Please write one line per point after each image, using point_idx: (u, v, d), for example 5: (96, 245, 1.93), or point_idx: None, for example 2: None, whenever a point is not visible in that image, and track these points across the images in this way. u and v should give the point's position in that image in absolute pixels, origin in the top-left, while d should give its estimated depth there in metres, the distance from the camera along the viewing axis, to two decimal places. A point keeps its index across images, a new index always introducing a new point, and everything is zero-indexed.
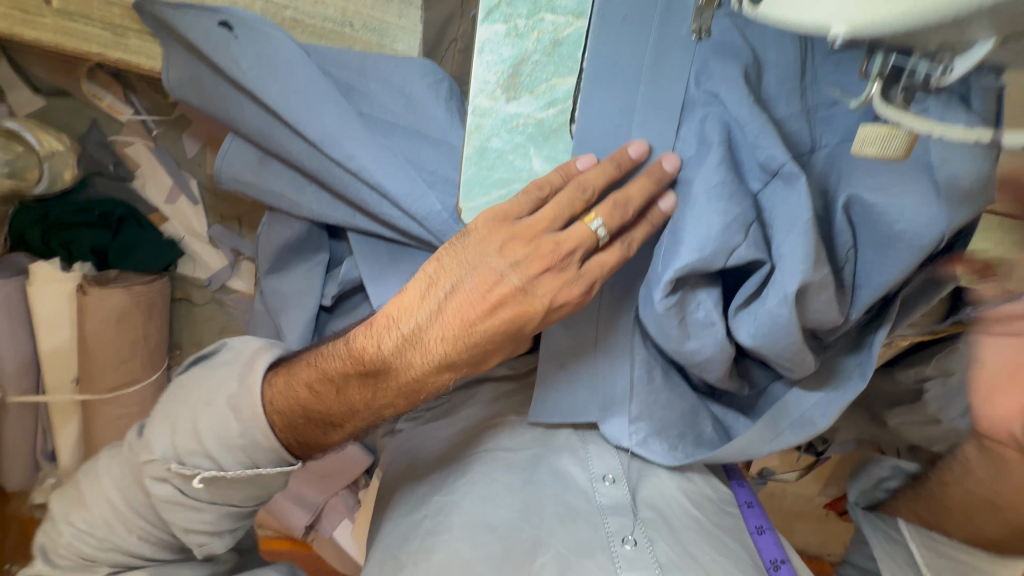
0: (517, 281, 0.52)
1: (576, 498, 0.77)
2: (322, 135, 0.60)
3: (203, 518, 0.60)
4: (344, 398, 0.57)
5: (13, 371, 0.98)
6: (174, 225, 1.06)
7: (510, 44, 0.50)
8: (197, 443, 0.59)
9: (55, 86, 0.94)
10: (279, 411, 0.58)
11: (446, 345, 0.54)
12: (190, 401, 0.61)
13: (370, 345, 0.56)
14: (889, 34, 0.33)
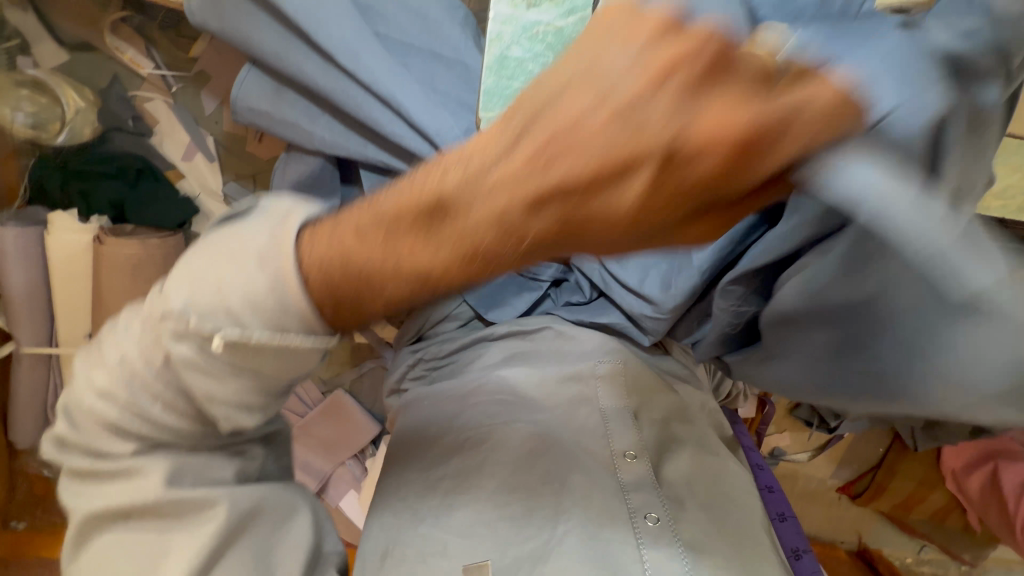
0: (635, 90, 0.32)
1: (598, 468, 0.73)
2: (340, 50, 0.62)
3: (227, 390, 0.44)
4: (378, 247, 0.38)
5: (27, 318, 1.00)
6: (189, 182, 1.07)
7: None
8: (220, 292, 0.40)
9: (79, 40, 0.96)
10: (323, 261, 0.39)
11: (515, 187, 0.34)
12: (211, 245, 0.42)
13: (423, 178, 0.37)
14: None
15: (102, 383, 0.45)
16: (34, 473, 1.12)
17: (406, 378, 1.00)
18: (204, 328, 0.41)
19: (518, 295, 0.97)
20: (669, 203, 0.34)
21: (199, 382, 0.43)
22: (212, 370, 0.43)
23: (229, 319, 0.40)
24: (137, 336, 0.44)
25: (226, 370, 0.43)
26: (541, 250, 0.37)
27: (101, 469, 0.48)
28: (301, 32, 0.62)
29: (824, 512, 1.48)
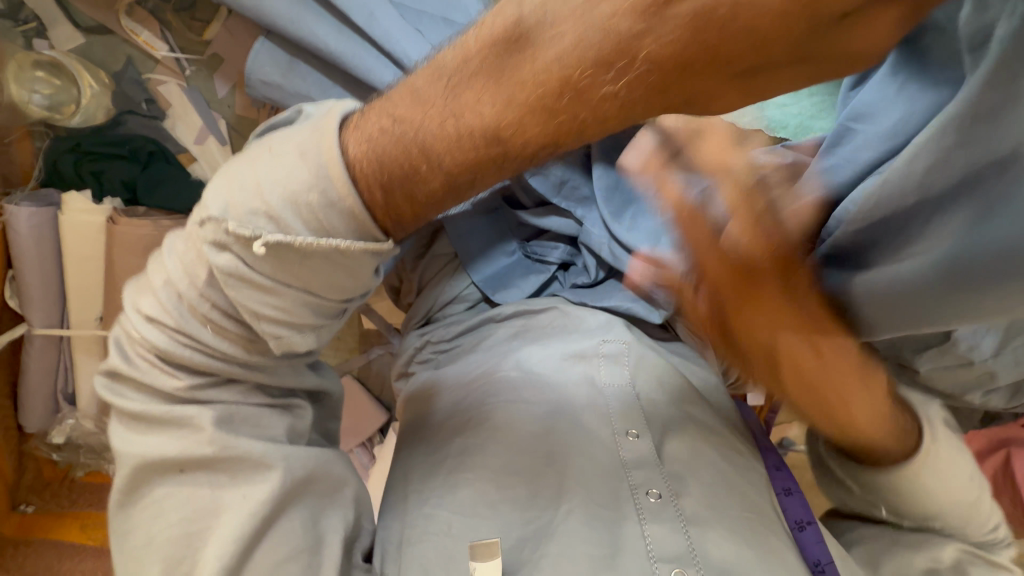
0: None
1: (599, 449, 0.72)
2: (365, 19, 0.64)
3: (277, 303, 0.49)
4: (450, 94, 0.43)
5: (40, 299, 1.01)
6: (201, 166, 1.08)
7: None
8: (261, 194, 0.46)
9: (93, 22, 0.97)
10: (387, 127, 0.46)
11: (620, 1, 0.37)
12: (257, 151, 0.49)
13: (499, 17, 0.41)
14: None
15: (152, 309, 0.53)
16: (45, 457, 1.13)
17: (415, 360, 0.94)
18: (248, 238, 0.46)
19: (527, 274, 0.94)
20: None
21: (246, 298, 0.48)
22: (257, 275, 0.48)
23: (270, 224, 0.46)
24: (192, 262, 0.51)
25: (270, 283, 0.48)
26: (664, 63, 0.37)
27: (161, 415, 0.54)
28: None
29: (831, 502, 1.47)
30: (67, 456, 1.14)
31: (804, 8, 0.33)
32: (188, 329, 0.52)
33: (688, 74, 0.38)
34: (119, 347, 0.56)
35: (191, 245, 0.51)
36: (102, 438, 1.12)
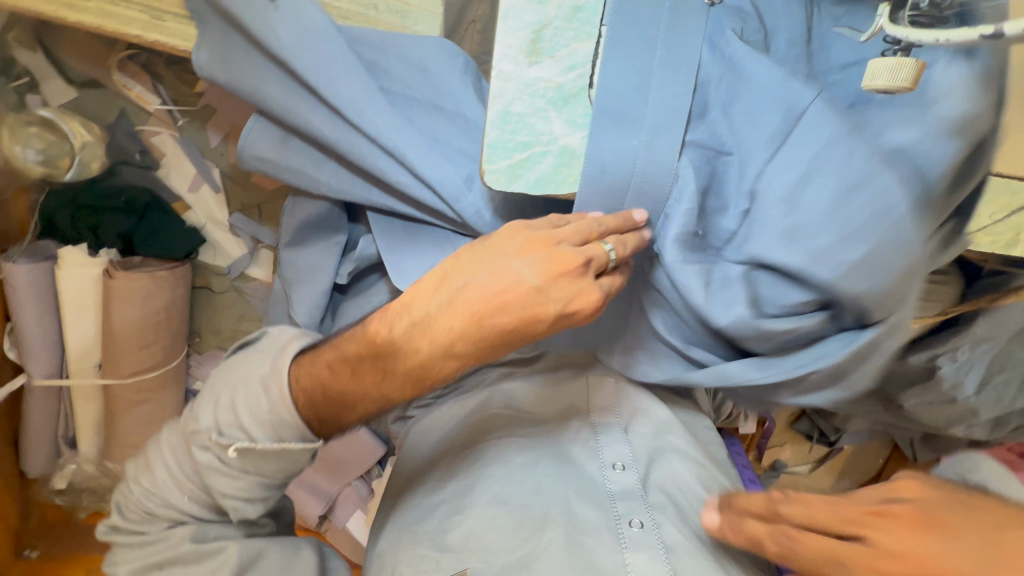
0: (538, 280, 0.55)
1: (585, 483, 0.76)
2: (346, 105, 0.64)
3: (240, 484, 0.68)
4: (348, 383, 0.63)
5: (39, 351, 1.02)
6: (196, 214, 1.09)
7: (533, 10, 0.52)
8: (234, 418, 0.66)
9: (86, 77, 0.98)
10: (305, 391, 0.65)
11: (452, 340, 0.58)
12: (229, 381, 0.69)
13: (374, 331, 0.62)
14: None
15: (147, 484, 0.71)
16: (45, 502, 1.16)
17: (413, 405, 0.98)
18: (224, 441, 0.66)
19: None
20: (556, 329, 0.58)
21: (218, 484, 0.67)
22: (230, 467, 0.67)
23: (238, 434, 0.66)
24: (173, 449, 0.71)
25: (235, 472, 0.67)
26: (486, 354, 0.59)
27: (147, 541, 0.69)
28: (309, 87, 0.64)
29: None
30: (71, 499, 1.16)
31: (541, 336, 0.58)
32: (169, 497, 0.70)
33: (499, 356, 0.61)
34: (119, 507, 0.74)
35: (179, 441, 0.71)
36: (106, 481, 1.16)
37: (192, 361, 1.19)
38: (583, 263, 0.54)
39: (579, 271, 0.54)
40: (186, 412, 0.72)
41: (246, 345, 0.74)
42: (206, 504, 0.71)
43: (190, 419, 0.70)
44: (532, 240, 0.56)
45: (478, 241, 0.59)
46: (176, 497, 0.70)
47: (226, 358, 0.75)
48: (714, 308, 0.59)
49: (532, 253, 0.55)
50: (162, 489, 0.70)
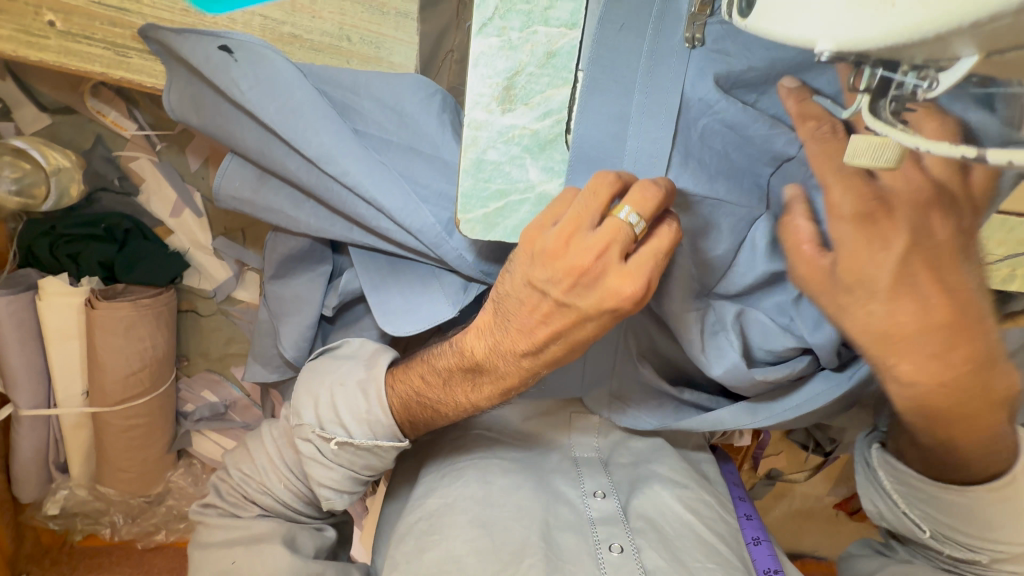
0: (557, 295, 0.52)
1: (565, 509, 0.76)
2: (318, 153, 0.63)
3: (332, 476, 0.66)
4: (439, 394, 0.64)
5: (25, 382, 1.01)
6: (179, 238, 1.07)
7: (505, 57, 0.49)
8: (335, 414, 0.65)
9: (60, 104, 0.96)
10: (401, 399, 0.65)
11: (520, 358, 0.58)
12: (327, 381, 0.67)
13: (461, 348, 0.62)
14: (877, 47, 0.24)
15: (250, 470, 0.71)
16: (39, 526, 1.16)
17: None
18: (325, 433, 0.65)
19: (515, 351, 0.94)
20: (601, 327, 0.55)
21: (315, 472, 0.66)
22: (328, 458, 0.65)
23: (337, 428, 0.65)
24: (280, 440, 0.71)
25: (330, 463, 0.66)
26: (554, 361, 0.59)
27: (235, 531, 0.68)
28: (280, 135, 0.64)
29: None
30: (65, 522, 1.17)
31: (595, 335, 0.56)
32: (267, 481, 0.70)
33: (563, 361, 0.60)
34: (218, 487, 0.73)
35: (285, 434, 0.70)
36: (99, 504, 1.17)
37: (181, 384, 1.19)
38: (598, 252, 0.49)
39: (595, 266, 0.50)
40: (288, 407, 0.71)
41: (330, 351, 0.72)
42: (300, 493, 0.70)
43: (291, 412, 0.68)
44: (549, 253, 0.50)
45: (514, 266, 0.54)
46: (263, 494, 0.70)
47: (311, 359, 0.72)
48: (708, 360, 0.64)
49: (549, 268, 0.51)
50: (251, 485, 0.71)
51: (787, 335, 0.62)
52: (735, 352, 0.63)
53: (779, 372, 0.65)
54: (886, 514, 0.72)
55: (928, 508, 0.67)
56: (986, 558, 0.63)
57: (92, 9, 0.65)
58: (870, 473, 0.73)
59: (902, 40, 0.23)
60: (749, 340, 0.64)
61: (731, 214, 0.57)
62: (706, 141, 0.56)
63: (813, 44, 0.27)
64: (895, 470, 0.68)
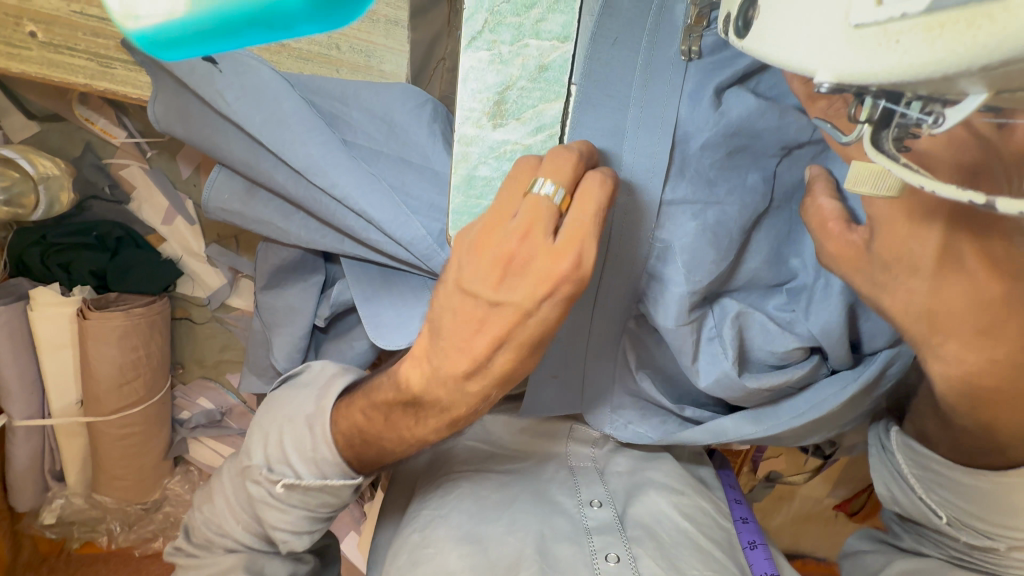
0: (489, 293, 0.50)
1: (562, 520, 0.74)
2: (306, 164, 0.61)
3: (287, 518, 0.65)
4: (382, 428, 0.62)
5: (17, 392, 1.00)
6: (171, 245, 1.06)
7: (495, 71, 0.48)
8: (283, 453, 0.65)
9: (49, 112, 0.95)
10: (343, 433, 0.64)
11: (463, 383, 0.55)
12: (277, 416, 0.67)
13: (399, 379, 0.59)
14: (877, 82, 0.23)
15: (210, 512, 0.70)
16: (37, 534, 1.16)
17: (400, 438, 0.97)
18: (275, 476, 0.64)
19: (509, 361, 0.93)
20: (549, 321, 0.51)
21: (269, 516, 0.65)
22: (279, 501, 0.64)
23: (286, 470, 0.64)
24: (233, 481, 0.69)
25: (282, 506, 0.64)
26: (506, 379, 0.55)
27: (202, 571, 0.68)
28: (267, 146, 0.62)
29: (820, 530, 1.46)
30: (62, 531, 1.16)
31: (545, 332, 0.52)
32: (224, 525, 0.69)
33: (514, 378, 0.55)
34: (187, 529, 0.74)
35: (236, 475, 0.69)
36: (95, 513, 1.16)
37: (177, 392, 1.18)
38: (525, 238, 0.48)
39: (524, 251, 0.48)
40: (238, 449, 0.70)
41: (288, 380, 0.72)
42: (260, 534, 0.69)
43: (244, 454, 0.68)
44: (472, 248, 0.49)
45: (446, 277, 0.52)
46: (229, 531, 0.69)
47: (271, 391, 0.73)
48: (698, 369, 0.63)
49: (479, 263, 0.49)
50: (216, 522, 0.70)
51: (788, 335, 0.61)
52: (728, 359, 0.61)
53: (781, 376, 0.63)
54: (897, 499, 0.69)
55: (949, 495, 0.63)
56: (1004, 547, 0.60)
57: (73, 19, 0.63)
58: (886, 462, 0.70)
59: (908, 77, 0.21)
60: (749, 343, 0.62)
61: (729, 227, 0.56)
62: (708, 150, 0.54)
63: (813, 75, 0.25)
64: (918, 457, 0.66)
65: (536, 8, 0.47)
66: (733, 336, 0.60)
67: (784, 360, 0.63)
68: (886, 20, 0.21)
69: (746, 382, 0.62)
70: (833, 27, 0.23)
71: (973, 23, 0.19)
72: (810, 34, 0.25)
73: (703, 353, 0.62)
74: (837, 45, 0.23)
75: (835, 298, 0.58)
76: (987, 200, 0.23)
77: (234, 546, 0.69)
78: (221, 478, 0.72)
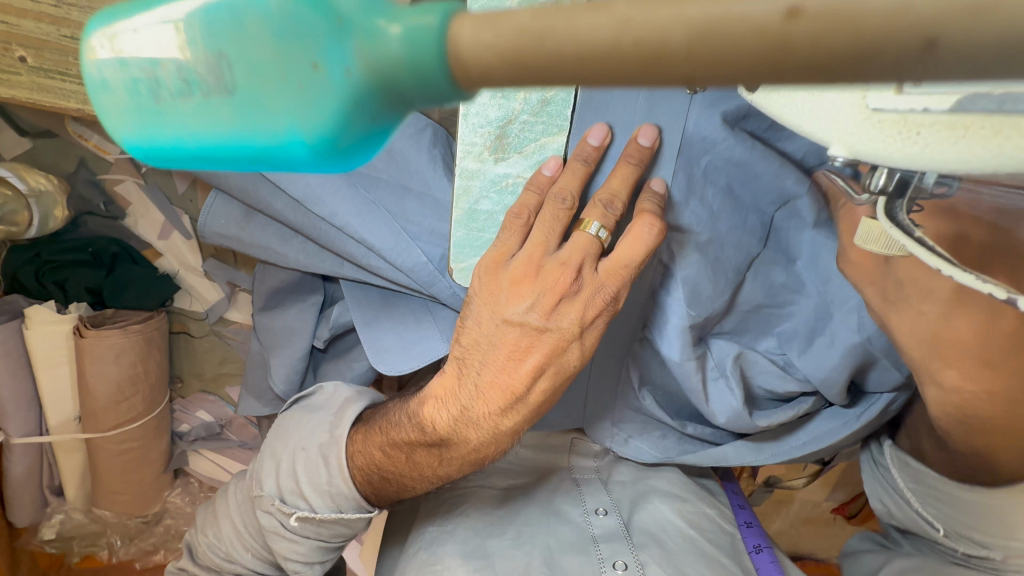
0: (539, 319, 0.52)
1: (567, 530, 0.74)
2: (304, 193, 0.62)
3: (299, 549, 0.64)
4: (405, 465, 0.61)
5: (14, 410, 0.99)
6: (168, 260, 1.05)
7: (496, 106, 0.48)
8: (295, 484, 0.63)
9: (41, 128, 0.94)
10: (363, 470, 0.63)
11: (495, 420, 0.56)
12: (290, 444, 0.66)
13: (421, 419, 0.59)
14: (889, 161, 0.23)
15: (217, 536, 0.70)
16: (35, 549, 1.15)
17: None
18: (286, 508, 0.63)
19: None
20: (586, 350, 0.55)
21: (279, 547, 0.64)
22: (291, 531, 0.64)
23: (300, 501, 0.63)
24: (242, 509, 0.68)
25: (293, 536, 0.64)
26: (539, 410, 0.57)
27: None
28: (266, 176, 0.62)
29: (819, 532, 1.46)
30: (62, 546, 1.16)
31: (583, 358, 0.55)
32: (233, 552, 0.69)
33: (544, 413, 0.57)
34: (191, 548, 0.73)
35: (246, 500, 0.68)
36: (95, 527, 1.16)
37: (177, 406, 1.17)
38: (574, 269, 0.51)
39: (573, 280, 0.51)
40: (248, 472, 0.69)
41: (302, 401, 0.71)
42: (269, 560, 0.69)
43: (253, 481, 0.66)
44: (516, 281, 0.52)
45: (484, 308, 0.54)
46: (239, 555, 0.68)
47: (281, 412, 0.72)
48: (711, 407, 0.64)
49: (524, 292, 0.52)
50: (225, 543, 0.69)
51: (787, 377, 0.62)
52: (733, 398, 0.63)
53: (786, 413, 0.65)
54: (895, 513, 0.69)
55: (943, 507, 0.63)
56: (1000, 556, 0.58)
57: (65, 44, 0.62)
58: (884, 477, 0.71)
59: (927, 164, 0.22)
60: (751, 383, 0.64)
61: (733, 255, 0.55)
62: (713, 170, 0.52)
63: (827, 146, 0.25)
64: (911, 469, 0.66)
65: None
66: (736, 375, 0.62)
67: (786, 396, 0.65)
68: (906, 110, 0.20)
69: (755, 419, 0.65)
70: (847, 109, 0.22)
71: (999, 132, 0.19)
72: (828, 108, 0.23)
73: (712, 388, 0.63)
74: (854, 122, 0.23)
75: (838, 353, 0.57)
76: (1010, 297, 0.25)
77: (243, 569, 0.69)
78: (226, 501, 0.71)
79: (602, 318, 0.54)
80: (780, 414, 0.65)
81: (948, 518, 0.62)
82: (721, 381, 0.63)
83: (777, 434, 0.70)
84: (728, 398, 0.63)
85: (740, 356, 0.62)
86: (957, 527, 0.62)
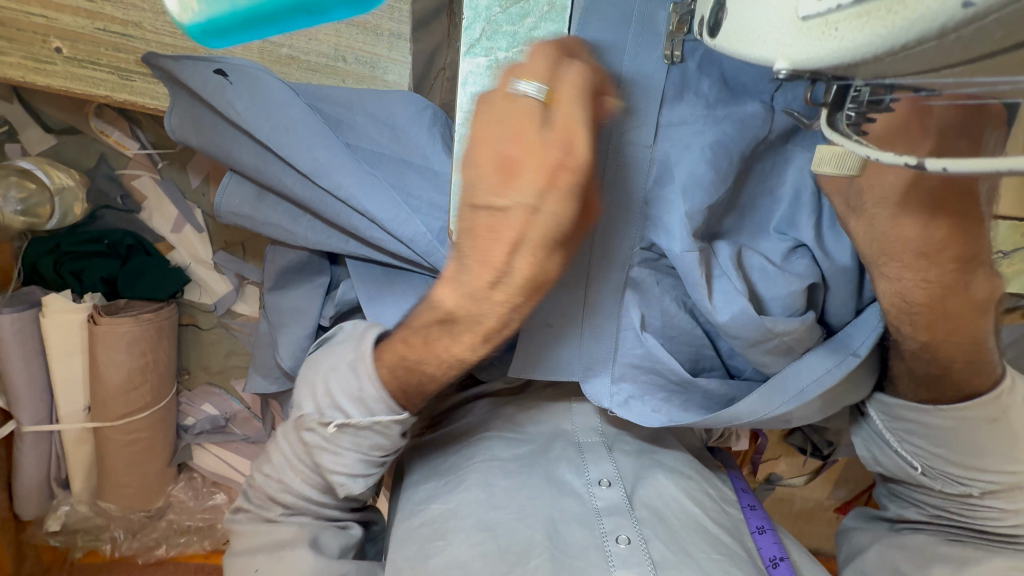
0: (502, 198, 0.53)
1: (571, 502, 0.76)
2: (312, 167, 0.66)
3: (342, 462, 0.66)
4: (422, 352, 0.63)
5: (27, 398, 1.01)
6: (180, 253, 1.09)
7: (492, 76, 0.56)
8: (331, 398, 0.65)
9: (66, 125, 1.00)
10: (386, 363, 0.64)
11: (493, 294, 0.57)
12: (320, 367, 0.68)
13: (433, 303, 0.61)
14: (821, 64, 0.27)
15: (271, 471, 0.70)
16: (40, 544, 1.15)
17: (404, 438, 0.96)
18: (325, 420, 0.65)
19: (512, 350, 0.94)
20: (563, 232, 0.55)
21: (326, 462, 0.66)
22: (333, 444, 0.66)
23: (336, 412, 0.65)
24: (287, 437, 0.69)
25: (337, 449, 0.66)
26: (531, 290, 0.57)
27: (265, 534, 0.69)
28: (275, 151, 0.67)
29: (822, 529, 1.45)
30: (66, 539, 1.17)
31: (557, 240, 0.55)
32: (284, 479, 0.70)
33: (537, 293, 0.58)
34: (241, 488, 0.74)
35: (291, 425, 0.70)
36: (99, 520, 1.18)
37: (183, 398, 1.19)
38: (517, 142, 0.51)
39: (522, 153, 0.51)
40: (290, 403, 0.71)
41: (327, 341, 0.73)
42: (322, 489, 0.70)
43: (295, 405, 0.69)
44: (475, 161, 0.53)
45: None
46: (291, 480, 0.69)
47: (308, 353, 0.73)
48: (715, 306, 0.61)
49: (483, 168, 0.52)
50: (278, 474, 0.70)
51: (787, 276, 0.62)
52: (729, 295, 0.61)
53: (794, 323, 0.61)
54: (879, 459, 0.72)
55: (920, 441, 0.67)
56: (978, 491, 0.65)
57: (97, 37, 0.69)
58: (867, 427, 0.73)
59: (849, 57, 0.26)
60: (754, 288, 0.63)
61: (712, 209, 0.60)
62: (704, 69, 0.59)
63: (772, 62, 0.30)
64: (888, 412, 0.69)
65: (529, 19, 0.55)
66: (735, 268, 0.61)
67: (791, 307, 0.62)
68: (827, 10, 0.25)
69: (766, 323, 0.60)
70: (785, 20, 0.28)
71: (891, 8, 0.23)
72: (771, 28, 0.29)
73: (717, 289, 0.61)
74: (789, 35, 0.28)
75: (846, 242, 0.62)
76: (920, 161, 0.28)
77: (291, 507, 0.70)
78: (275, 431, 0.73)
79: (565, 192, 0.52)
80: (788, 332, 0.61)
81: (930, 453, 0.66)
82: (727, 283, 0.61)
83: (802, 365, 0.63)
84: (734, 298, 0.60)
85: (737, 252, 0.63)
86: (943, 463, 0.66)
